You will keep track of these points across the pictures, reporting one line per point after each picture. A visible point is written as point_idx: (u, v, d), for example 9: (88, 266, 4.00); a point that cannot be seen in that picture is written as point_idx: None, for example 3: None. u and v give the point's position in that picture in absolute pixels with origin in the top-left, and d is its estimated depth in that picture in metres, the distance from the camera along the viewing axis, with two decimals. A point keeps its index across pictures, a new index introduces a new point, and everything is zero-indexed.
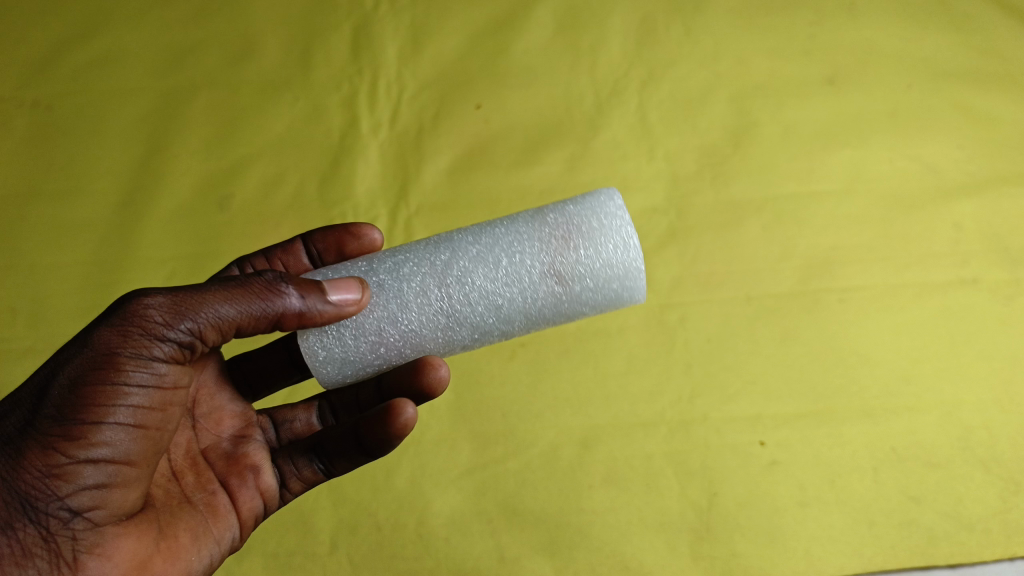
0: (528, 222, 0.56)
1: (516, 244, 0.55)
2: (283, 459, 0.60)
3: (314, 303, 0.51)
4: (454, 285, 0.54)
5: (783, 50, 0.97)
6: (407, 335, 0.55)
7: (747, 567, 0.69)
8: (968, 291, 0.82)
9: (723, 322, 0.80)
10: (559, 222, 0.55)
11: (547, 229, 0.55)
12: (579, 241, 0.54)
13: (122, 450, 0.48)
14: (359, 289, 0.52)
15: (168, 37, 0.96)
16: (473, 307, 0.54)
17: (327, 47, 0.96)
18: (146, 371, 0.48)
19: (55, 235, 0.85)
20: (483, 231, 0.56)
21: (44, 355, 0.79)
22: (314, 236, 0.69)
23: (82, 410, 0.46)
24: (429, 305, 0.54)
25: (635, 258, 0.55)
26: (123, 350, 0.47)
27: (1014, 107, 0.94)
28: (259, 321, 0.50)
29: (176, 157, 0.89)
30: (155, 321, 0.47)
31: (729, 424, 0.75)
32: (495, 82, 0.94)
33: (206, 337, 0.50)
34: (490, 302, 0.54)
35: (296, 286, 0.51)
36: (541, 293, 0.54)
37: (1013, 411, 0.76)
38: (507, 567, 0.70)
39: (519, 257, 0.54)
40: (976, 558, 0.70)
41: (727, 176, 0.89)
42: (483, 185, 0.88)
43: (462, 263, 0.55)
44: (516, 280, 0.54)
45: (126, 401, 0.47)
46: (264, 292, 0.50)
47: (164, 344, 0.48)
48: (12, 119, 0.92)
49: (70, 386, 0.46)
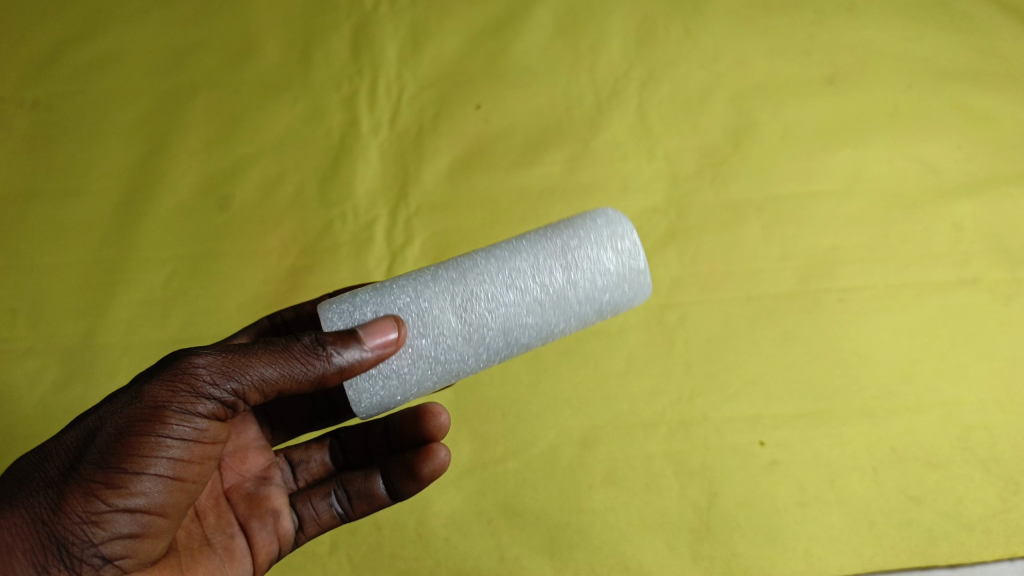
0: (537, 239, 0.56)
1: (531, 257, 0.55)
2: (302, 502, 0.62)
3: (355, 356, 0.49)
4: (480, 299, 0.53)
5: (783, 50, 0.97)
6: (439, 350, 0.52)
7: (747, 567, 0.70)
8: (968, 291, 0.82)
9: (722, 321, 0.80)
10: (567, 236, 0.56)
11: (557, 242, 0.55)
12: (587, 252, 0.55)
13: (157, 501, 0.47)
14: (396, 327, 0.50)
15: (168, 37, 0.96)
16: (500, 319, 0.53)
17: (327, 47, 0.96)
18: (189, 426, 0.48)
19: (55, 235, 0.85)
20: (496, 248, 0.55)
21: (44, 355, 0.79)
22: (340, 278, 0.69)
23: (126, 461, 0.46)
24: (457, 322, 0.52)
25: (637, 263, 0.56)
26: (170, 404, 0.47)
27: (1014, 108, 0.94)
28: (299, 382, 0.49)
29: (177, 157, 0.89)
30: (202, 380, 0.48)
31: (729, 424, 0.75)
32: (495, 83, 0.94)
33: (247, 399, 0.49)
34: (516, 315, 0.53)
35: (335, 340, 0.49)
36: (559, 300, 0.54)
37: (1013, 411, 0.77)
38: (507, 567, 0.70)
39: (536, 271, 0.54)
40: (976, 558, 0.70)
41: (727, 176, 0.89)
42: (484, 186, 0.88)
43: (483, 278, 0.53)
44: (538, 290, 0.54)
45: (167, 453, 0.47)
46: (305, 356, 0.49)
47: (208, 401, 0.48)
48: (12, 119, 0.92)
49: (117, 436, 0.46)
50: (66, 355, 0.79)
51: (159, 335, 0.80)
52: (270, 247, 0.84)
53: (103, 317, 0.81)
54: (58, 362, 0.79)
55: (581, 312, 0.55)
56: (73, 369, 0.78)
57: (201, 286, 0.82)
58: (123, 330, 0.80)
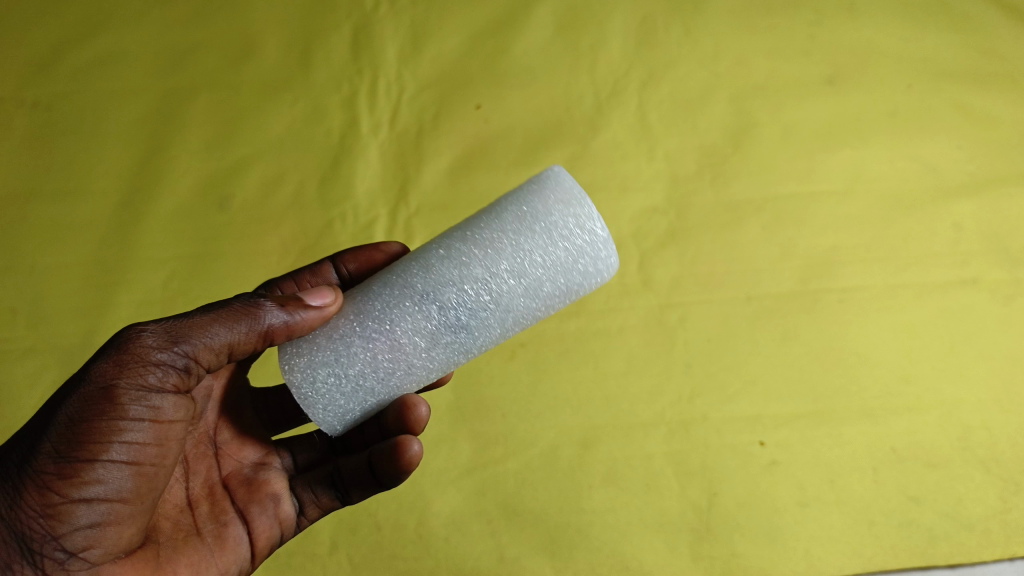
0: (487, 223, 0.52)
1: (483, 247, 0.51)
2: (301, 487, 0.61)
3: (304, 314, 0.51)
4: (432, 302, 0.51)
5: (783, 50, 0.97)
6: (397, 359, 0.52)
7: (747, 567, 0.70)
8: (968, 291, 0.82)
9: (722, 322, 0.80)
10: (518, 216, 0.52)
11: (507, 226, 0.52)
12: (539, 232, 0.51)
13: (116, 489, 0.47)
14: (330, 294, 0.53)
15: (168, 37, 0.96)
16: (455, 319, 0.51)
17: (327, 47, 0.96)
18: (145, 405, 0.48)
19: (55, 235, 0.85)
20: (449, 241, 0.53)
21: (44, 354, 0.79)
22: (344, 257, 0.67)
23: (79, 448, 0.46)
24: (414, 329, 0.51)
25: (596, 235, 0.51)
26: (121, 383, 0.47)
27: (1014, 108, 0.94)
28: (251, 337, 0.51)
29: (176, 157, 0.90)
30: (150, 350, 0.48)
31: (729, 424, 0.75)
32: (495, 83, 0.94)
33: (200, 363, 0.50)
34: (469, 312, 0.51)
35: (271, 302, 0.51)
36: (513, 294, 0.51)
37: (1013, 411, 0.77)
38: (507, 567, 0.70)
39: (487, 261, 0.51)
40: (976, 558, 0.70)
41: (727, 176, 0.89)
42: (484, 186, 0.89)
43: (435, 277, 0.51)
44: (490, 285, 0.51)
45: (122, 437, 0.47)
46: (247, 315, 0.51)
47: (160, 372, 0.48)
48: (12, 119, 0.92)
49: (70, 423, 0.46)
50: (66, 355, 0.79)
51: None
52: (270, 247, 0.85)
53: (103, 317, 0.81)
54: (58, 362, 0.79)
55: (548, 298, 0.52)
56: (73, 369, 0.78)
57: (200, 286, 0.82)
58: None
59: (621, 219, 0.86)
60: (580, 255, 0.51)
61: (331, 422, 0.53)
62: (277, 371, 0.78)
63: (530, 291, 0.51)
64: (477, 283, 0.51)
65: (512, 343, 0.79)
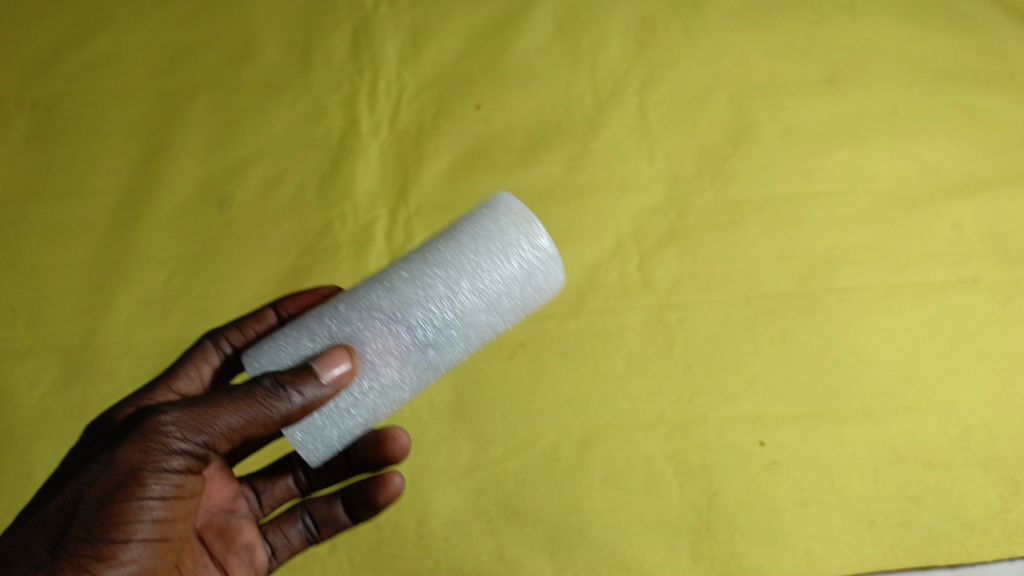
0: (444, 245, 0.55)
1: (441, 266, 0.54)
2: (272, 532, 0.65)
3: (314, 393, 0.49)
4: (397, 319, 0.53)
5: (783, 50, 0.97)
6: (368, 377, 0.53)
7: (747, 567, 0.70)
8: (968, 291, 0.82)
9: (722, 321, 0.80)
10: (473, 237, 0.55)
11: (463, 246, 0.54)
12: (496, 252, 0.54)
13: (147, 566, 0.48)
14: (348, 359, 0.51)
15: (168, 37, 0.97)
16: (418, 331, 0.53)
17: (327, 47, 0.97)
18: (164, 484, 0.48)
19: (55, 235, 0.85)
20: (410, 262, 0.55)
21: (44, 355, 0.79)
22: (284, 304, 0.69)
23: (110, 530, 0.46)
24: (383, 347, 0.53)
25: (548, 248, 0.55)
26: (146, 465, 0.47)
27: (1014, 108, 0.94)
28: (265, 426, 0.49)
29: (176, 157, 0.90)
30: (172, 437, 0.48)
31: (729, 425, 0.75)
32: (495, 83, 0.95)
33: (218, 448, 0.50)
34: (434, 324, 0.53)
35: (292, 382, 0.49)
36: (476, 307, 0.53)
37: (1013, 411, 0.77)
38: (507, 567, 0.70)
39: (449, 279, 0.53)
40: (976, 558, 0.70)
41: (727, 176, 0.89)
42: (484, 186, 0.88)
43: (394, 297, 0.53)
44: (452, 299, 0.53)
45: (149, 515, 0.48)
46: (266, 400, 0.49)
47: (178, 456, 0.49)
48: (12, 120, 0.92)
49: (98, 505, 0.46)
50: (66, 355, 0.79)
51: (159, 335, 0.80)
52: (270, 247, 0.85)
53: (103, 318, 0.81)
54: (58, 362, 0.79)
55: (506, 310, 0.54)
56: (73, 369, 0.78)
57: (200, 286, 0.82)
58: (123, 331, 0.80)
59: (621, 219, 0.86)
60: (535, 272, 0.55)
61: (310, 451, 0.54)
62: None
63: (491, 307, 0.54)
64: (440, 301, 0.53)
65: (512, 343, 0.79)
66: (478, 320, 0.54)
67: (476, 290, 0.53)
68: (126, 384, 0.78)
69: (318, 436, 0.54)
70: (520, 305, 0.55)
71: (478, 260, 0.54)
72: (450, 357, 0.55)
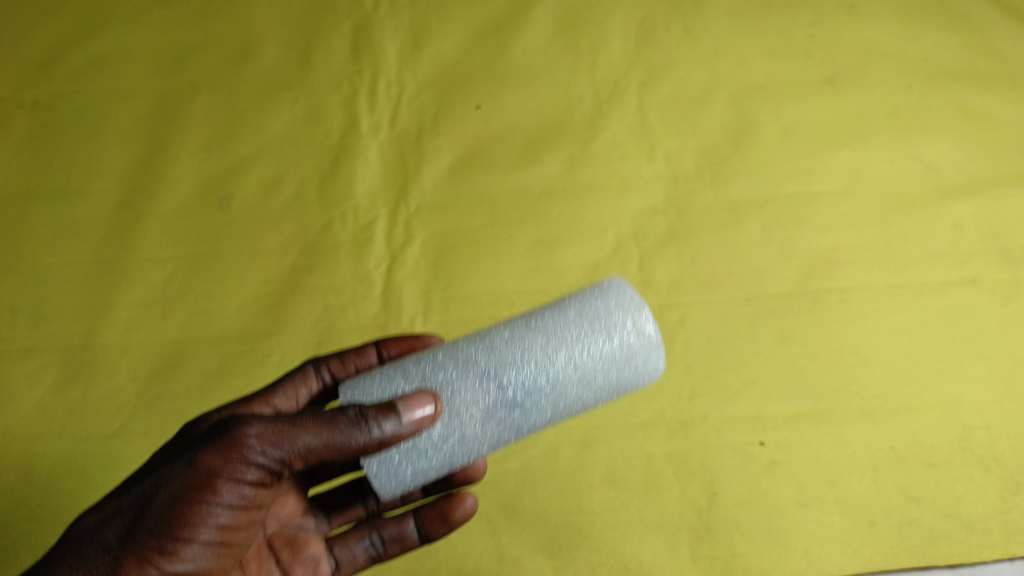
0: (551, 314, 0.56)
1: (544, 333, 0.55)
2: (340, 545, 0.67)
3: (393, 428, 0.50)
4: (491, 375, 0.53)
5: (783, 50, 0.97)
6: (451, 428, 0.53)
7: (747, 567, 0.70)
8: (968, 291, 0.82)
9: (722, 321, 0.80)
10: (577, 310, 0.55)
11: (567, 318, 0.55)
12: (598, 329, 0.54)
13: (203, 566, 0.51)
14: (433, 402, 0.51)
15: (168, 37, 0.97)
16: (509, 392, 0.53)
17: (327, 47, 0.97)
18: (237, 492, 0.50)
19: (55, 235, 0.85)
20: (513, 325, 0.56)
21: (44, 354, 0.79)
22: (387, 341, 0.70)
23: (177, 526, 0.49)
24: (470, 398, 0.53)
25: (652, 336, 0.55)
26: (221, 472, 0.49)
27: (1014, 108, 0.94)
28: (341, 452, 0.50)
29: (176, 157, 0.90)
30: (253, 450, 0.49)
31: (729, 425, 0.75)
32: (495, 83, 0.95)
33: (294, 465, 0.51)
34: (523, 386, 0.53)
35: (373, 415, 0.50)
36: (566, 375, 0.53)
37: (1013, 411, 0.77)
38: (507, 567, 0.70)
39: (547, 346, 0.54)
40: (976, 558, 0.70)
41: (727, 176, 0.89)
42: (484, 186, 0.88)
43: (494, 355, 0.54)
44: (547, 366, 0.53)
45: (213, 519, 0.50)
46: (345, 429, 0.50)
47: (254, 469, 0.50)
48: (13, 119, 0.92)
49: (171, 501, 0.49)
50: (66, 355, 0.79)
51: (160, 335, 0.80)
52: (270, 247, 0.85)
53: (103, 318, 0.81)
54: (58, 362, 0.79)
55: (598, 388, 0.54)
56: (73, 369, 0.78)
57: (200, 286, 0.82)
58: (123, 331, 0.80)
59: (621, 219, 0.86)
60: (634, 356, 0.55)
61: (383, 485, 0.52)
62: (278, 373, 0.78)
63: (581, 376, 0.54)
64: (535, 365, 0.53)
65: None
66: (566, 392, 0.54)
67: (574, 362, 0.54)
68: (126, 384, 0.78)
69: (394, 471, 0.53)
70: (612, 386, 0.55)
71: (577, 335, 0.54)
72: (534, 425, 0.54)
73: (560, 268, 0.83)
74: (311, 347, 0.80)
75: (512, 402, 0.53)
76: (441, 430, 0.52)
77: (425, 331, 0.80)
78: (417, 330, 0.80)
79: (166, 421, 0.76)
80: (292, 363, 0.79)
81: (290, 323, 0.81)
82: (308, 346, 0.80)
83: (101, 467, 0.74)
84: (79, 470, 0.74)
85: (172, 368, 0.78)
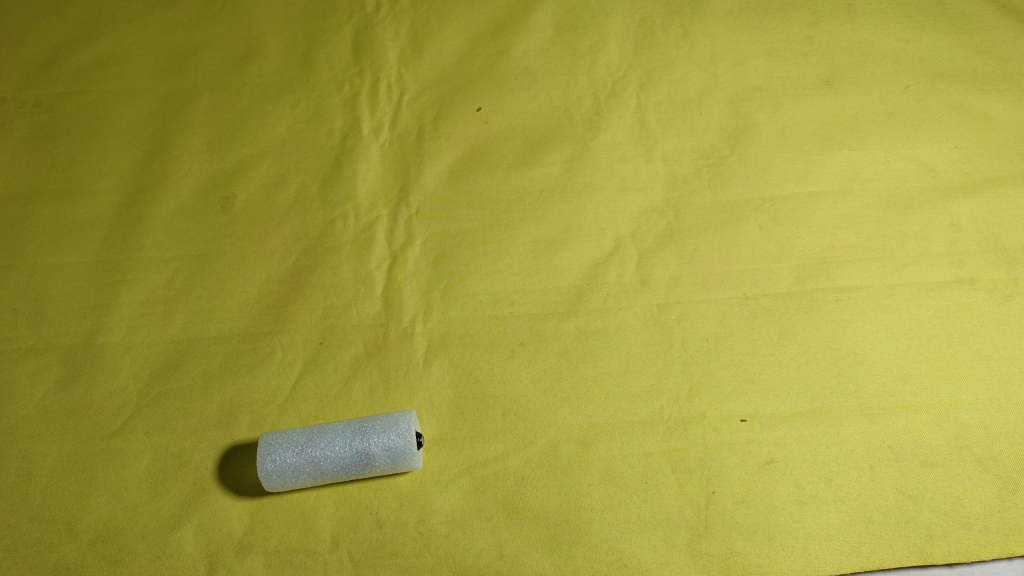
0: (327, 452, 0.70)
1: (344, 441, 0.70)
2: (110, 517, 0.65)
3: None
4: (381, 454, 0.70)
5: (782, 51, 0.99)
6: (404, 451, 0.70)
7: (745, 566, 0.69)
8: (966, 290, 0.83)
9: (722, 321, 0.81)
10: (293, 459, 0.70)
11: (308, 451, 0.70)
12: (300, 452, 0.70)
13: None
14: None
15: (171, 40, 0.98)
16: (385, 442, 0.70)
17: (328, 49, 0.98)
18: None
19: (55, 235, 0.86)
20: (364, 457, 0.70)
21: (45, 354, 0.80)
22: None
23: None
24: (394, 450, 0.70)
25: (269, 439, 0.71)
26: None
27: (1014, 107, 0.94)
28: None
29: (178, 157, 0.90)
30: None
31: (726, 424, 0.76)
32: (494, 84, 0.96)
33: None
34: (387, 445, 0.70)
35: None
36: (377, 435, 0.70)
37: (1011, 410, 0.76)
38: (507, 564, 0.70)
39: (365, 441, 0.70)
40: (974, 557, 0.69)
41: (725, 177, 0.90)
42: (484, 186, 0.89)
43: (376, 458, 0.70)
44: (370, 438, 0.70)
45: None
46: None
47: None
48: (13, 119, 0.93)
49: None
50: (66, 355, 0.80)
51: (160, 335, 0.80)
52: (271, 248, 0.85)
53: (103, 318, 0.81)
54: (59, 362, 0.79)
55: (341, 437, 0.70)
56: (74, 369, 0.79)
57: (201, 285, 0.83)
58: (124, 330, 0.81)
59: (619, 219, 0.87)
60: (290, 437, 0.71)
61: (413, 456, 0.71)
62: (278, 373, 0.78)
63: (347, 442, 0.70)
64: (373, 441, 0.70)
65: (512, 343, 0.80)
66: (371, 430, 0.70)
67: (351, 449, 0.70)
68: (127, 384, 0.78)
69: (404, 459, 0.70)
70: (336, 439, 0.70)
71: (311, 447, 0.70)
72: (388, 425, 0.71)
73: (559, 268, 0.84)
74: (311, 347, 0.79)
75: (385, 443, 0.70)
76: (403, 450, 0.70)
77: (425, 331, 0.81)
78: (418, 330, 0.81)
79: (166, 421, 0.76)
80: (292, 363, 0.79)
81: (291, 323, 0.81)
82: (308, 346, 0.80)
83: (102, 467, 0.74)
84: (80, 470, 0.74)
85: (173, 368, 0.79)
